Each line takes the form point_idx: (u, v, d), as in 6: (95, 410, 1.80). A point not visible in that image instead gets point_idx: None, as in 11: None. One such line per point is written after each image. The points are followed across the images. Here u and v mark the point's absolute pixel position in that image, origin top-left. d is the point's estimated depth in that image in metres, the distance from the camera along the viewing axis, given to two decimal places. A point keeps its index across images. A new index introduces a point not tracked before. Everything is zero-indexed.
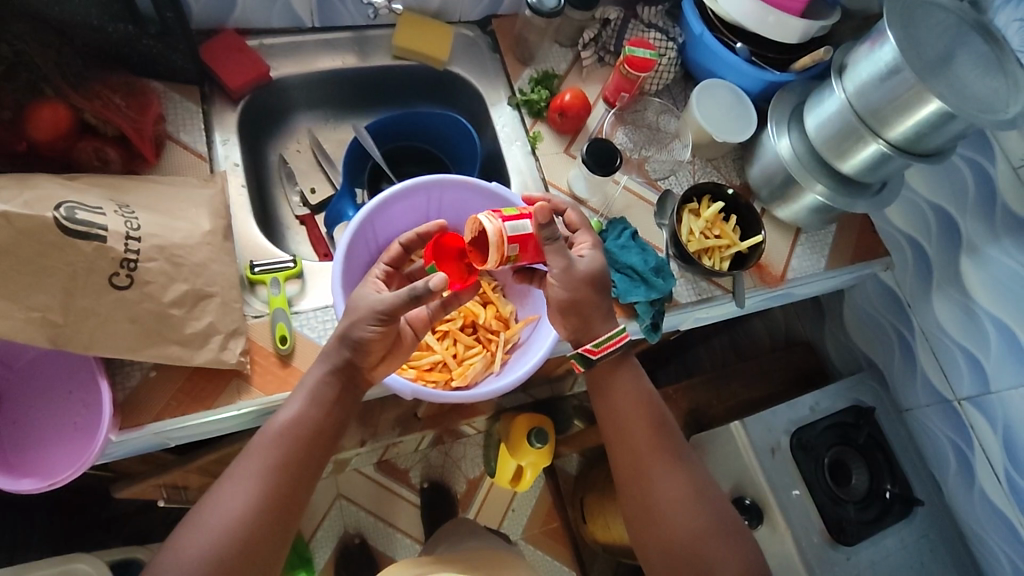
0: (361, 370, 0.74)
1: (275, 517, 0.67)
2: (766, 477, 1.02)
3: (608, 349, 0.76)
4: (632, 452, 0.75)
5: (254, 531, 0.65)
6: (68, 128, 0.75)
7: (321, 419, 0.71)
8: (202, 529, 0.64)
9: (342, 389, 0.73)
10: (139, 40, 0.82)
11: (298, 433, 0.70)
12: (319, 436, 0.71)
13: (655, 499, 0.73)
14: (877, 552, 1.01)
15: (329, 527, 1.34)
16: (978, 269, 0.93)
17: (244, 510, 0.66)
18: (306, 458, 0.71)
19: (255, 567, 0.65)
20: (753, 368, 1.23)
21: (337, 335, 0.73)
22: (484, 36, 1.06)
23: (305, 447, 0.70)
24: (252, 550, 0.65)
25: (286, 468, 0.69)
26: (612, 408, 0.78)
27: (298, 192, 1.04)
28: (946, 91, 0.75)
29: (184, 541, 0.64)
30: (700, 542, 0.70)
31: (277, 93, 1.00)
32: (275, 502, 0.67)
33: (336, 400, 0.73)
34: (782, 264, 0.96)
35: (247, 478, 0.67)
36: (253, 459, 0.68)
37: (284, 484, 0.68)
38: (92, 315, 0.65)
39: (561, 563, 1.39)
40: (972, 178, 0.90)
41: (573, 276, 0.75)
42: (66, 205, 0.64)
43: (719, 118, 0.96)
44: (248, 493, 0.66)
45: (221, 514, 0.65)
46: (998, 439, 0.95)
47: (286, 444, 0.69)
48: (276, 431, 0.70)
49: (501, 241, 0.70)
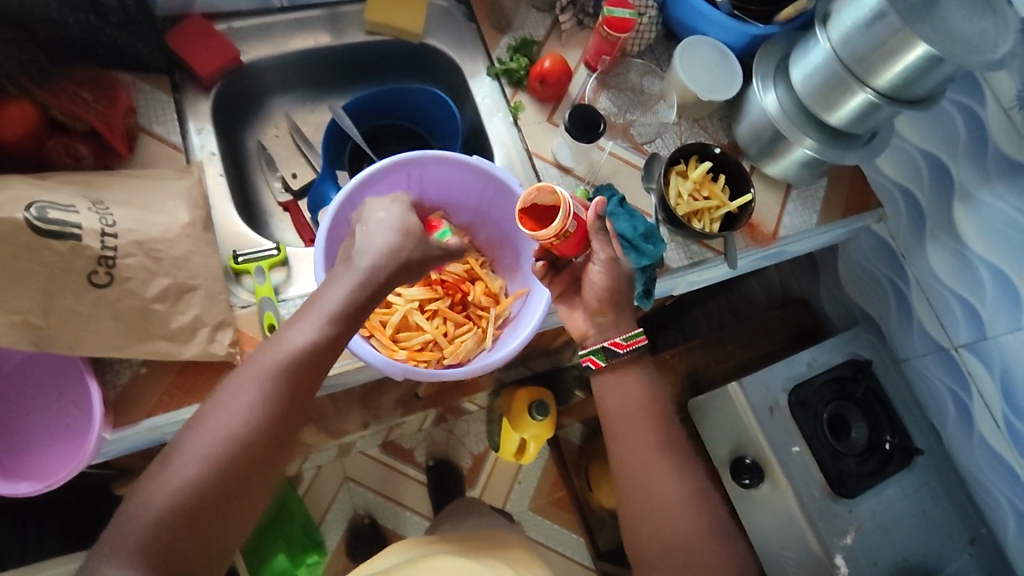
0: (375, 299, 0.68)
1: (265, 449, 0.60)
2: (765, 436, 1.04)
3: (633, 345, 0.77)
4: (636, 446, 0.73)
5: (240, 464, 0.59)
6: (36, 125, 0.74)
7: (327, 347, 0.64)
8: (188, 456, 0.58)
9: (356, 315, 0.66)
10: (102, 30, 0.79)
11: (300, 363, 0.62)
12: (326, 368, 0.64)
13: (655, 494, 0.71)
14: (878, 503, 1.02)
15: (339, 510, 1.36)
16: (971, 215, 0.92)
17: (234, 438, 0.59)
18: (306, 391, 0.63)
19: (236, 502, 0.59)
20: (751, 327, 1.22)
21: (375, 254, 0.68)
22: (459, 5, 1.02)
23: (305, 378, 0.63)
24: (237, 486, 0.59)
25: (281, 402, 0.61)
26: (618, 400, 0.76)
27: (279, 178, 1.02)
28: (933, 32, 0.72)
29: (166, 464, 0.58)
30: (699, 539, 0.69)
31: (251, 77, 0.98)
32: (266, 435, 0.60)
33: (350, 327, 0.66)
34: (773, 222, 0.95)
35: (242, 403, 0.60)
36: (251, 382, 0.61)
37: (277, 416, 0.61)
38: (75, 316, 0.65)
39: (569, 531, 1.41)
40: (962, 123, 0.88)
41: (617, 268, 0.77)
42: (37, 204, 0.63)
43: (703, 76, 0.94)
44: (242, 421, 0.60)
45: (210, 441, 0.58)
46: (995, 383, 0.95)
47: (290, 375, 0.62)
48: (279, 355, 0.62)
49: (569, 214, 0.72)
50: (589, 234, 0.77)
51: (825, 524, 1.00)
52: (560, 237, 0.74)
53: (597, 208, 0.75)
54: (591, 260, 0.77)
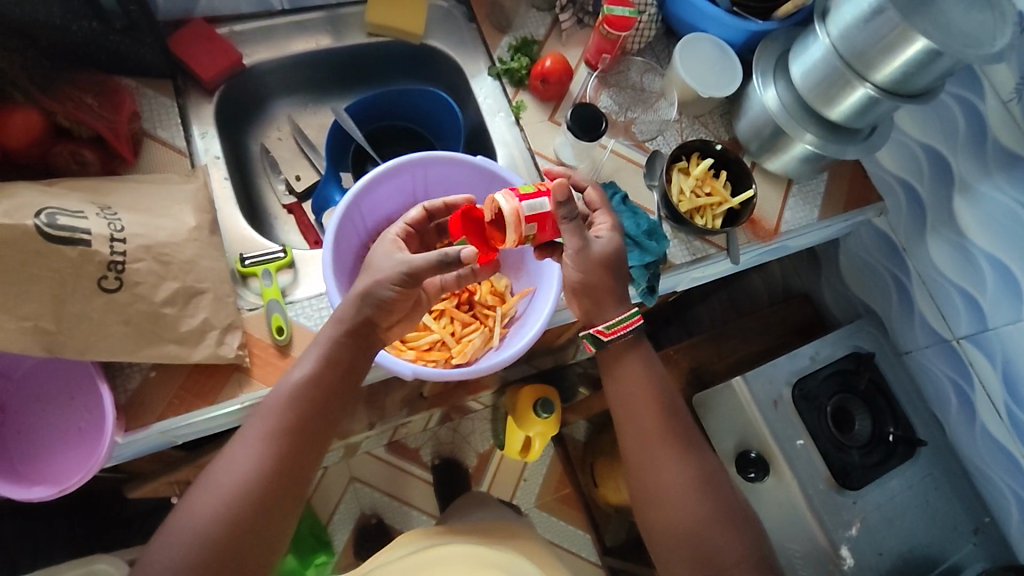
0: (370, 332, 0.73)
1: (284, 477, 0.66)
2: (769, 429, 1.05)
3: (618, 331, 0.76)
4: (642, 432, 0.75)
5: (262, 492, 0.65)
6: (41, 132, 0.74)
7: (332, 379, 0.71)
8: (209, 489, 0.64)
9: (351, 347, 0.72)
10: (105, 35, 0.80)
11: (307, 396, 0.69)
12: (331, 401, 0.70)
13: (663, 479, 0.72)
14: (882, 495, 1.03)
15: (346, 510, 1.36)
16: (971, 207, 0.92)
17: (253, 470, 0.65)
18: (315, 421, 0.69)
19: (263, 527, 0.64)
20: (752, 322, 1.23)
21: (351, 294, 0.73)
22: (459, 6, 1.03)
23: (313, 410, 0.69)
24: (263, 516, 0.64)
25: (292, 433, 0.68)
26: (620, 388, 0.77)
27: (283, 180, 1.02)
28: (932, 27, 0.72)
29: (194, 500, 0.64)
30: (708, 522, 0.69)
31: (253, 80, 0.98)
32: (284, 465, 0.66)
33: (349, 359, 0.72)
34: (775, 217, 0.96)
35: (256, 439, 0.66)
36: (259, 419, 0.67)
37: (292, 445, 0.67)
38: (85, 321, 0.66)
39: (574, 527, 1.42)
40: (962, 116, 0.89)
41: (587, 259, 0.76)
42: (46, 211, 0.63)
43: (703, 72, 0.94)
44: (257, 454, 0.66)
45: (229, 475, 0.64)
46: (997, 374, 0.95)
47: (290, 408, 0.68)
48: (286, 392, 0.69)
49: (518, 221, 0.70)
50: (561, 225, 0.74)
51: (829, 517, 1.01)
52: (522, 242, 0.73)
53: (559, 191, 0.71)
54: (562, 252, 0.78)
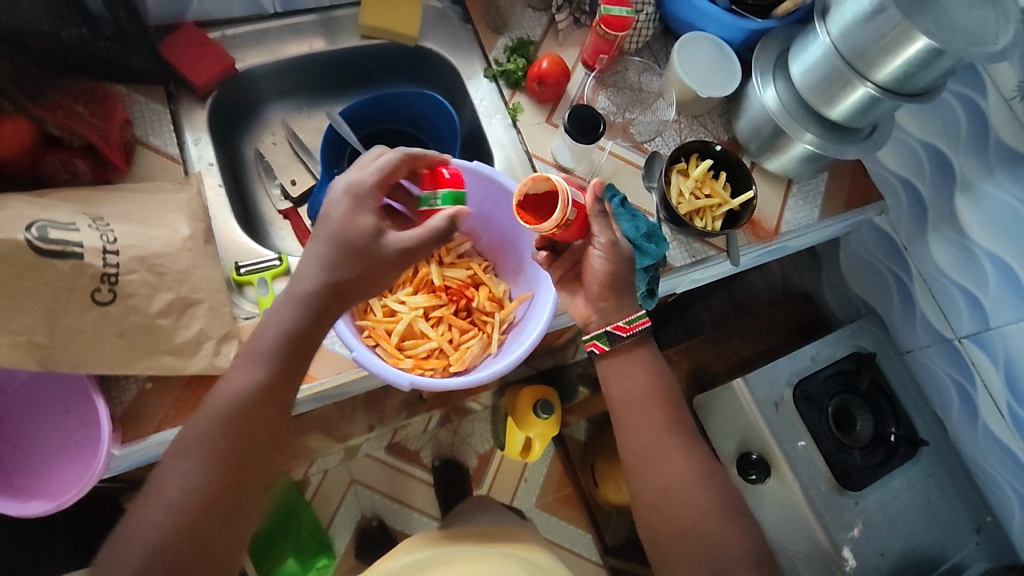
0: (319, 328, 0.69)
1: (235, 485, 0.63)
2: (771, 431, 1.04)
3: (636, 328, 0.78)
4: (644, 430, 0.75)
5: (212, 503, 0.61)
6: (32, 144, 0.73)
7: (275, 382, 0.66)
8: (156, 499, 0.61)
9: (295, 347, 0.67)
10: (95, 42, 0.78)
11: (249, 400, 0.64)
12: (287, 395, 0.67)
13: (667, 476, 0.72)
14: (884, 495, 1.03)
15: (346, 513, 1.36)
16: (972, 206, 0.91)
17: (199, 480, 0.62)
18: (263, 426, 0.65)
19: (218, 537, 0.61)
20: (751, 323, 1.22)
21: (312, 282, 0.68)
22: (454, 7, 1.01)
23: (258, 415, 0.65)
24: (216, 526, 0.61)
25: (239, 440, 0.64)
26: (622, 388, 0.77)
27: (278, 186, 1.00)
28: (934, 25, 0.71)
29: (141, 510, 0.61)
30: (712, 519, 0.69)
31: (246, 85, 0.97)
32: (234, 472, 0.63)
33: (305, 349, 0.68)
34: (775, 218, 0.95)
35: (198, 448, 0.62)
36: (198, 426, 0.63)
37: (239, 453, 0.64)
38: (79, 334, 0.65)
39: (576, 527, 1.42)
40: (964, 114, 0.88)
41: (618, 251, 0.78)
42: (37, 224, 0.63)
43: (702, 73, 0.93)
44: (200, 464, 0.62)
45: (174, 486, 0.61)
46: (999, 373, 0.95)
47: (236, 417, 0.64)
48: (227, 397, 0.64)
49: (567, 201, 0.74)
50: (589, 220, 0.79)
51: (831, 517, 1.01)
52: (561, 226, 0.76)
53: (594, 189, 0.79)
54: (592, 245, 0.79)
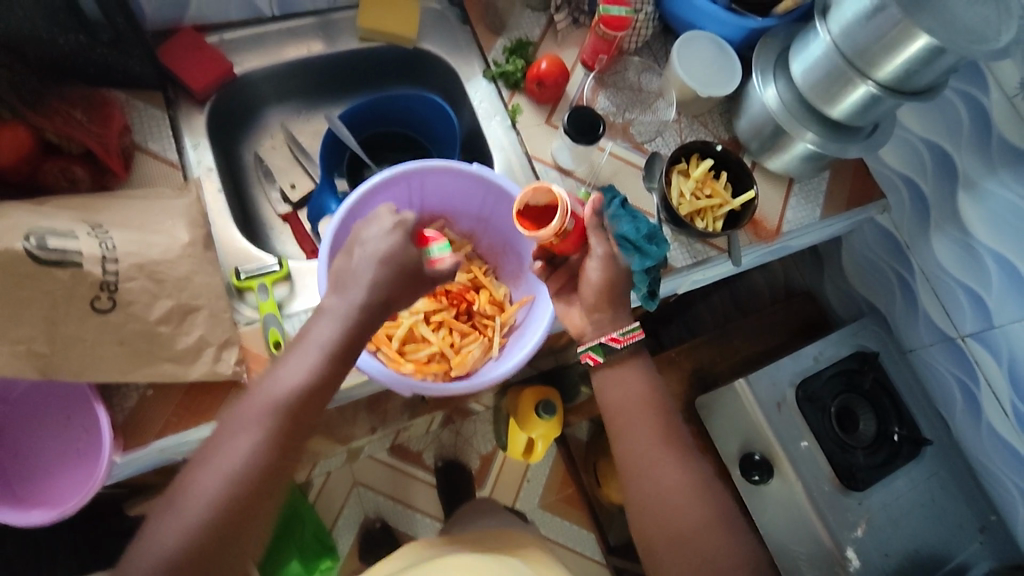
0: (368, 332, 0.70)
1: (271, 482, 0.63)
2: (774, 431, 1.05)
3: (630, 340, 0.77)
4: (641, 438, 0.74)
5: (247, 498, 0.61)
6: (30, 151, 0.72)
7: (324, 382, 0.66)
8: (193, 487, 0.60)
9: (345, 349, 0.68)
10: (92, 49, 0.78)
11: (296, 397, 0.64)
12: (324, 402, 0.66)
13: (665, 486, 0.71)
14: (888, 494, 1.03)
15: (350, 514, 1.36)
16: (976, 204, 0.91)
17: (237, 473, 0.61)
18: (303, 424, 0.65)
19: (247, 532, 0.61)
20: (753, 322, 1.22)
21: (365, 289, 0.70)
22: (453, 8, 1.01)
23: (301, 413, 0.65)
24: (247, 520, 0.61)
25: (280, 436, 0.63)
26: (618, 396, 0.76)
27: (278, 189, 1.01)
28: (936, 23, 0.71)
29: (178, 497, 0.60)
30: (709, 530, 0.68)
31: (245, 89, 0.97)
32: (271, 467, 0.63)
33: (346, 355, 0.68)
34: (777, 218, 0.94)
35: (241, 440, 0.62)
36: (245, 418, 0.63)
37: (279, 449, 0.63)
38: (79, 342, 0.65)
39: (579, 527, 1.41)
40: (967, 113, 0.87)
41: (615, 263, 0.77)
42: (36, 233, 0.62)
43: (701, 72, 0.92)
44: (241, 458, 0.61)
45: (214, 477, 0.60)
46: (1003, 372, 0.94)
47: (283, 413, 0.64)
48: (278, 392, 0.64)
49: (566, 210, 0.75)
50: (586, 232, 0.79)
51: (834, 518, 1.01)
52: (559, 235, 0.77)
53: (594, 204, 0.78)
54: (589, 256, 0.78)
